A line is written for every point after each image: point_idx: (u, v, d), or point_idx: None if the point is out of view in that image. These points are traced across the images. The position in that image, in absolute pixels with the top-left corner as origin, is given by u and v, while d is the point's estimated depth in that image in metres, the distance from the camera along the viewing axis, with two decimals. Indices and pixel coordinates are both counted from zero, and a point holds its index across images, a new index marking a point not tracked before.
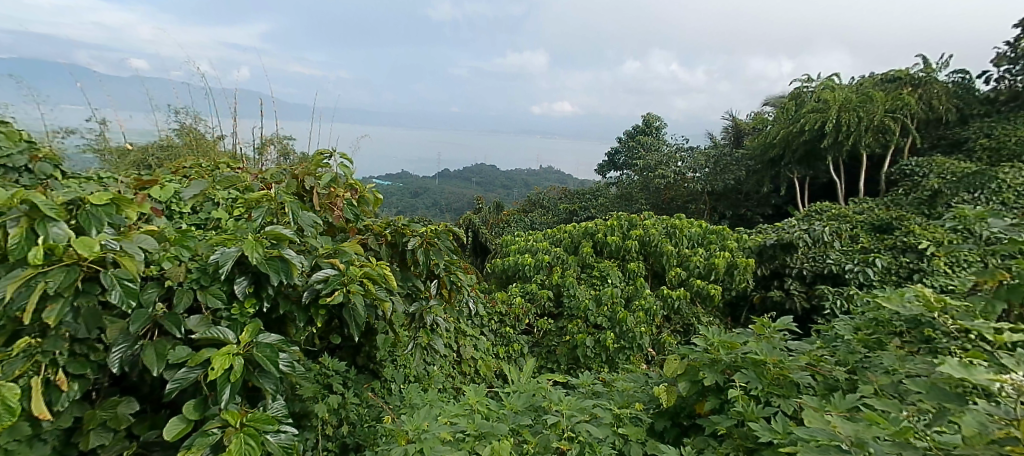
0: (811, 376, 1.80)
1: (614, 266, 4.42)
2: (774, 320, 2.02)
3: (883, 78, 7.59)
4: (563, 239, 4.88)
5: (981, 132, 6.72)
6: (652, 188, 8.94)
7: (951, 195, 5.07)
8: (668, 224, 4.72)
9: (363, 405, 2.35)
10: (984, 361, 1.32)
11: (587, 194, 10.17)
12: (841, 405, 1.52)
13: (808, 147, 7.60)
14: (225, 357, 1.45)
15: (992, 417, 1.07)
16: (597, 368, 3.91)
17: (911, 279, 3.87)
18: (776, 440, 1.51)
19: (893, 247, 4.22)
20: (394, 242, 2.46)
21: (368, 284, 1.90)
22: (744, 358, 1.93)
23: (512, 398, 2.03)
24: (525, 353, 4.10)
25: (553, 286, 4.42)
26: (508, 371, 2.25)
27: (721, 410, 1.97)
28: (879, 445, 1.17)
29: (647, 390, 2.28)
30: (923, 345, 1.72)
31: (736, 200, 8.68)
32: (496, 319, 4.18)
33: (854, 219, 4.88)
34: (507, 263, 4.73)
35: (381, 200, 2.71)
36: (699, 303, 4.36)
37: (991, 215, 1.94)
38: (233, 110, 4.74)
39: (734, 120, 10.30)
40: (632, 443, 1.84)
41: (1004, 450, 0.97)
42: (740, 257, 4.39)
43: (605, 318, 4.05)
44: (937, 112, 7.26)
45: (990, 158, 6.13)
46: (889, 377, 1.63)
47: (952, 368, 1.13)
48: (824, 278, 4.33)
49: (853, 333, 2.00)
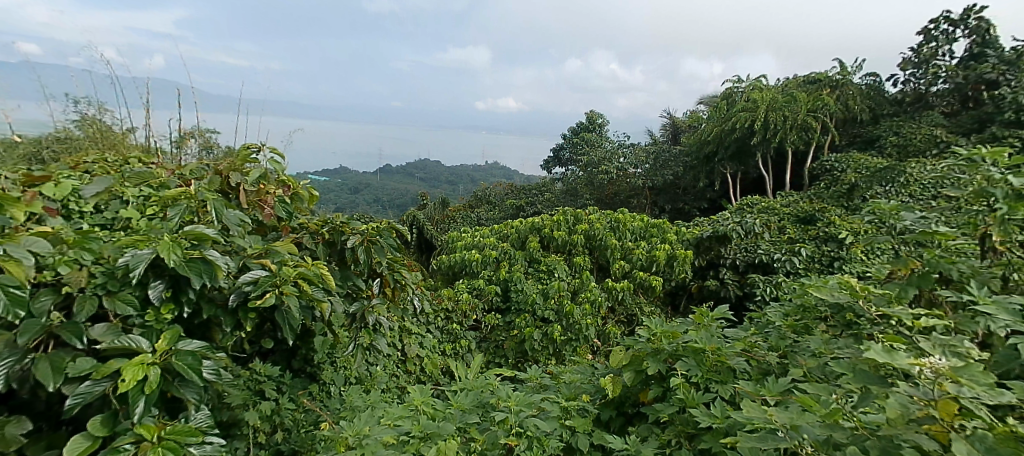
0: (746, 361, 1.87)
1: (560, 261, 4.47)
2: (712, 309, 2.09)
3: (804, 80, 8.10)
4: (510, 235, 4.89)
5: (891, 130, 7.25)
6: (596, 183, 9.14)
7: (866, 188, 5.45)
8: (612, 218, 4.84)
9: (300, 410, 2.23)
10: (903, 345, 1.39)
11: (533, 190, 10.28)
12: (774, 389, 1.59)
13: (739, 144, 8.00)
14: (138, 367, 1.33)
15: (913, 398, 1.11)
16: (544, 360, 3.94)
17: (832, 266, 4.14)
18: (715, 425, 1.56)
19: (816, 237, 4.48)
20: (331, 240, 2.35)
21: (304, 285, 1.82)
22: (685, 346, 1.96)
23: (459, 397, 1.99)
24: (472, 350, 4.05)
25: (500, 281, 4.41)
26: (455, 368, 2.23)
27: (663, 398, 2.01)
28: (811, 427, 1.24)
29: (593, 382, 2.31)
30: (845, 329, 1.81)
31: (676, 194, 8.95)
32: (442, 316, 4.11)
33: (781, 211, 5.15)
34: (453, 260, 4.67)
35: (317, 197, 2.57)
36: (642, 293, 4.47)
37: (903, 208, 2.06)
38: (145, 100, 4.39)
39: (671, 118, 10.68)
40: (579, 434, 1.84)
41: (924, 429, 1.06)
42: (679, 249, 4.54)
43: (552, 312, 4.09)
44: (853, 111, 7.76)
45: (897, 154, 6.66)
46: (816, 360, 1.72)
47: (876, 353, 1.15)
48: (755, 267, 4.53)
49: (784, 319, 2.11)
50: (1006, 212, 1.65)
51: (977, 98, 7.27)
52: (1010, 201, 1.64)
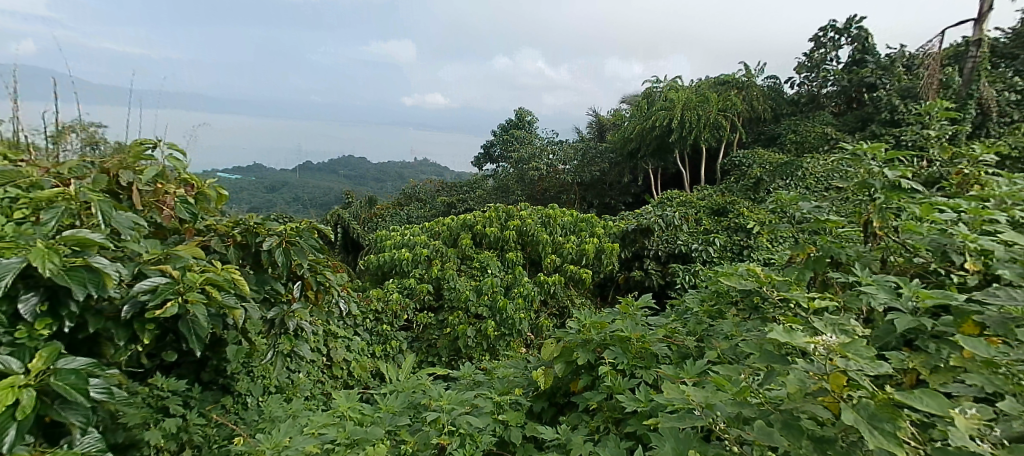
0: (667, 346, 1.96)
1: (493, 257, 4.48)
2: (636, 298, 2.16)
3: (715, 81, 8.63)
4: (442, 232, 4.84)
5: (790, 128, 7.86)
6: (527, 180, 9.25)
7: (770, 182, 5.89)
8: (543, 214, 4.90)
9: (211, 425, 2.08)
10: (801, 325, 1.50)
11: (464, 186, 10.25)
12: (692, 371, 1.68)
13: (659, 142, 8.37)
14: (8, 391, 1.18)
15: (809, 373, 1.19)
16: (478, 356, 3.94)
17: (742, 254, 4.45)
18: (640, 409, 1.62)
19: (728, 228, 4.78)
20: (244, 242, 2.20)
21: (212, 292, 1.70)
22: (612, 336, 2.03)
23: (389, 399, 1.93)
24: (404, 350, 3.97)
25: (432, 279, 4.35)
26: (385, 370, 2.16)
27: (593, 386, 2.07)
28: (723, 405, 1.31)
29: (526, 375, 2.33)
30: (753, 312, 1.94)
31: (602, 190, 9.15)
32: (371, 317, 4.00)
33: (697, 204, 5.45)
34: (382, 259, 4.54)
35: (226, 196, 2.40)
36: (573, 286, 4.57)
37: (802, 198, 2.23)
38: (12, 91, 3.93)
39: (597, 116, 11.00)
40: (512, 428, 1.85)
41: (818, 401, 1.16)
42: (606, 242, 4.68)
43: (485, 308, 4.09)
44: (757, 111, 8.34)
45: (796, 150, 7.24)
46: (728, 342, 1.83)
47: (777, 334, 1.22)
48: (675, 257, 4.76)
49: (701, 304, 2.23)
50: (882, 201, 1.84)
51: (859, 100, 8.03)
52: (886, 191, 1.84)
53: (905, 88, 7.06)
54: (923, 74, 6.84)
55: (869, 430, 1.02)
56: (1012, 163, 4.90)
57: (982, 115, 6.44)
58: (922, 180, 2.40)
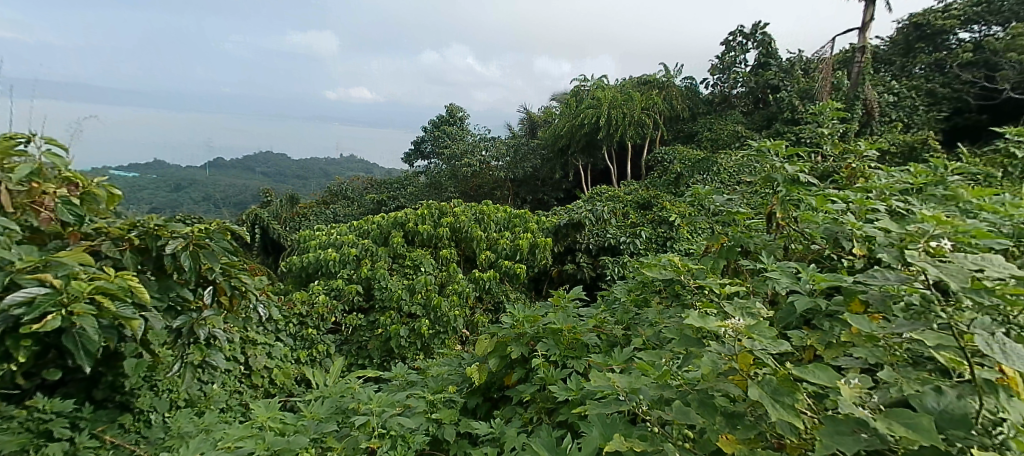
0: (597, 336, 2.01)
1: (426, 254, 4.40)
2: (568, 291, 2.21)
3: (638, 81, 9.00)
4: (371, 231, 4.69)
5: (705, 126, 8.32)
6: (459, 176, 9.13)
7: (689, 177, 6.22)
8: (477, 210, 4.88)
9: (107, 447, 1.89)
10: (714, 310, 1.58)
11: (394, 184, 10.05)
12: (620, 358, 1.73)
13: (588, 139, 8.59)
14: None
15: (721, 355, 1.26)
16: (412, 356, 3.87)
17: (666, 245, 4.66)
18: (571, 398, 1.65)
19: (653, 220, 4.98)
20: (143, 246, 2.01)
21: (104, 302, 1.56)
22: (544, 328, 2.05)
23: (313, 406, 1.85)
24: (332, 354, 3.83)
25: (361, 280, 4.20)
26: (310, 376, 2.07)
27: (527, 379, 2.08)
28: (646, 389, 1.36)
29: (460, 372, 2.31)
30: (674, 300, 2.03)
31: (535, 185, 9.32)
32: (295, 321, 3.81)
33: (624, 198, 5.64)
34: (306, 260, 4.32)
35: (118, 197, 2.20)
36: (507, 281, 4.60)
37: (717, 192, 2.37)
38: None
39: (528, 113, 11.12)
40: (445, 425, 1.82)
41: (728, 378, 1.22)
42: (540, 237, 4.74)
43: (419, 306, 4.01)
44: (677, 109, 8.76)
45: (712, 146, 7.67)
46: (652, 329, 1.90)
47: (692, 319, 1.28)
48: (605, 250, 4.91)
49: (628, 294, 2.31)
50: (784, 194, 1.97)
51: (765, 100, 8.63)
52: (786, 184, 1.98)
53: (804, 90, 7.67)
54: (818, 77, 7.46)
55: (771, 403, 1.08)
56: (892, 158, 5.47)
57: (867, 115, 7.02)
58: (819, 174, 2.60)
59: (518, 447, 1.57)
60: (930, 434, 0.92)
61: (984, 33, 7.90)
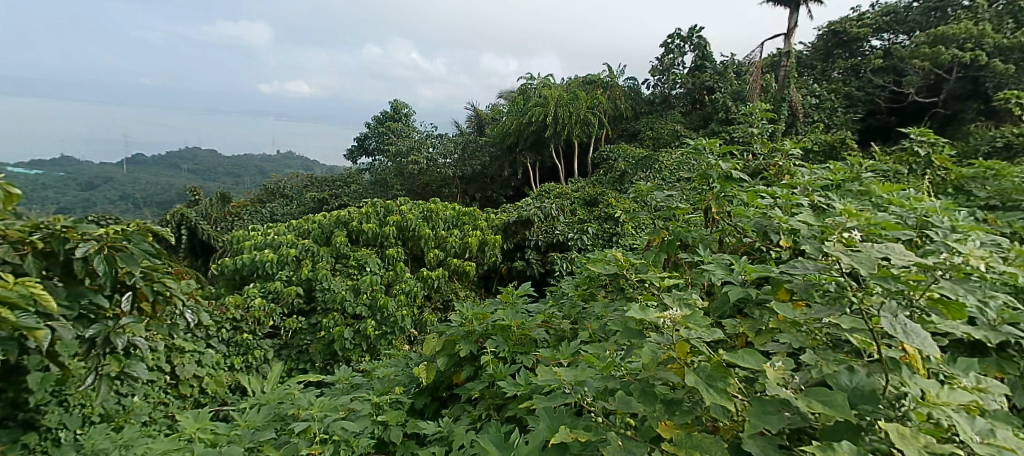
0: (545, 331, 2.02)
1: (371, 254, 4.28)
2: (516, 287, 2.21)
3: (583, 81, 9.16)
4: (312, 231, 4.52)
5: (647, 126, 8.57)
6: (406, 174, 8.94)
7: (633, 174, 6.39)
8: (424, 208, 4.80)
9: None
10: (655, 302, 1.62)
11: (337, 182, 9.77)
12: (567, 352, 1.75)
13: (535, 137, 8.65)
14: None
15: (661, 345, 1.29)
16: (358, 358, 3.78)
17: (612, 241, 4.76)
18: (519, 393, 1.65)
19: (600, 217, 5.08)
20: (49, 251, 1.83)
21: (3, 313, 1.42)
22: (493, 325, 2.04)
23: (248, 414, 1.75)
24: (270, 359, 3.66)
25: (302, 281, 4.03)
26: (246, 383, 1.96)
27: (475, 376, 2.06)
28: (591, 381, 1.38)
29: (407, 372, 2.26)
30: (619, 293, 2.07)
31: (484, 183, 9.37)
32: (228, 327, 3.60)
33: (571, 195, 5.72)
34: (241, 262, 4.10)
35: (17, 197, 1.99)
36: (456, 279, 4.56)
37: (658, 189, 2.44)
38: None
39: (474, 110, 11.07)
40: (392, 427, 1.77)
41: (666, 366, 1.26)
42: (489, 234, 4.74)
43: (364, 307, 3.91)
44: (621, 109, 8.98)
45: (654, 144, 7.91)
46: (598, 322, 1.93)
47: (632, 311, 1.31)
48: (554, 246, 4.96)
49: (576, 289, 2.34)
50: (718, 189, 2.10)
51: (701, 101, 9.00)
52: (721, 180, 2.11)
53: (737, 92, 8.03)
54: (749, 79, 7.86)
55: (705, 388, 1.12)
56: (815, 156, 5.85)
57: (793, 115, 7.46)
58: (751, 171, 2.73)
59: (467, 445, 1.55)
60: (844, 409, 0.99)
61: (892, 41, 8.59)
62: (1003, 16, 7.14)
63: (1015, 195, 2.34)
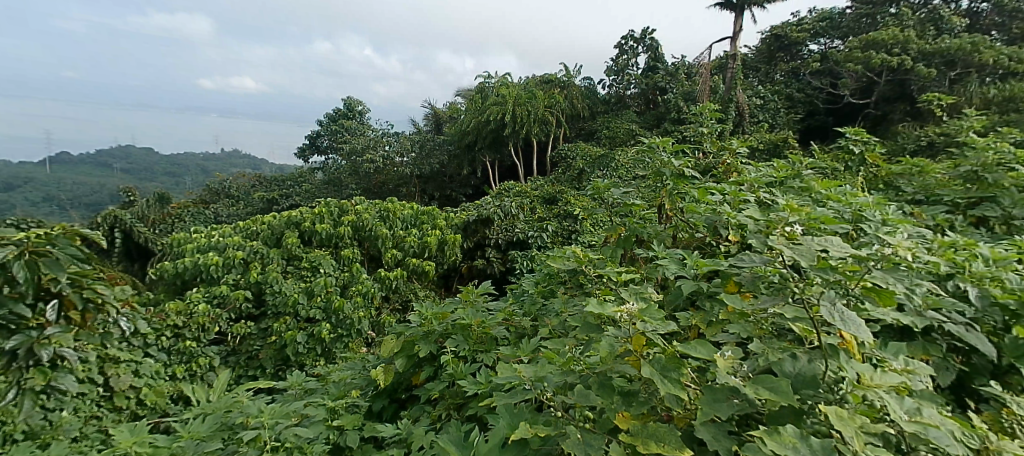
0: (506, 329, 2.02)
1: (325, 255, 4.17)
2: (477, 286, 2.19)
3: (540, 80, 9.21)
4: (261, 232, 4.36)
5: (604, 125, 8.70)
6: (361, 173, 8.78)
7: (591, 172, 6.49)
8: (381, 208, 4.71)
9: None
10: (612, 297, 1.65)
11: (288, 181, 9.50)
12: (527, 349, 1.76)
13: (494, 135, 8.65)
14: None
15: (618, 339, 1.32)
16: (312, 362, 3.68)
17: (572, 238, 4.82)
18: (480, 391, 1.64)
19: (559, 214, 5.13)
20: None
21: None
22: (453, 325, 2.03)
23: (192, 425, 1.66)
24: (216, 366, 3.52)
25: (251, 285, 3.89)
26: (191, 392, 1.87)
27: (435, 376, 2.04)
28: (551, 376, 1.39)
29: (364, 375, 2.22)
30: (578, 289, 2.10)
31: (443, 182, 9.33)
32: (168, 334, 3.42)
33: (531, 194, 5.75)
34: (182, 266, 3.89)
35: None
36: (416, 279, 4.51)
37: (614, 186, 2.48)
38: None
39: (432, 108, 10.97)
40: (348, 432, 1.73)
41: (623, 359, 1.28)
42: (449, 233, 4.71)
43: (318, 310, 3.81)
44: (578, 108, 9.10)
45: (611, 143, 8.04)
46: (558, 318, 1.94)
47: (591, 306, 1.33)
48: (514, 244, 4.97)
49: (535, 286, 2.36)
50: (672, 186, 2.15)
51: (655, 101, 9.23)
52: (674, 178, 2.16)
53: (687, 93, 8.26)
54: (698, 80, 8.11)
55: (660, 379, 1.15)
56: (760, 154, 6.12)
57: (740, 115, 7.76)
58: (702, 169, 2.81)
59: (426, 445, 1.53)
60: (787, 395, 1.04)
61: (828, 45, 9.12)
62: (925, 24, 7.66)
63: (938, 190, 2.52)
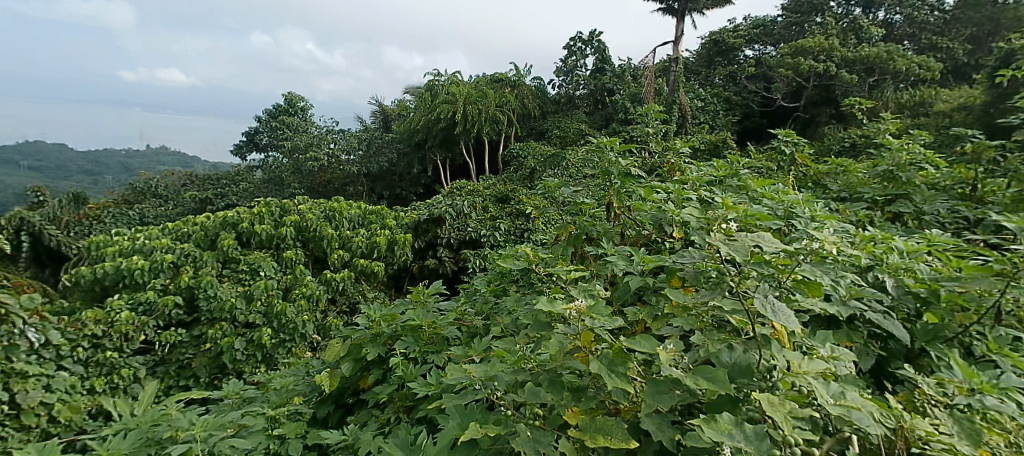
0: (457, 328, 1.99)
1: (266, 257, 3.99)
2: (426, 286, 2.15)
3: (490, 79, 9.19)
4: (192, 234, 4.12)
5: (554, 124, 8.79)
6: (305, 171, 8.47)
7: (542, 171, 6.54)
8: (327, 207, 4.56)
9: None
10: (562, 294, 1.63)
11: (223, 180, 9.05)
12: (479, 348, 1.74)
13: (445, 134, 8.58)
14: None
15: (567, 336, 1.31)
16: (252, 369, 3.51)
17: (524, 236, 4.82)
18: (431, 393, 1.61)
19: (511, 213, 5.13)
20: None
21: None
22: (402, 326, 1.99)
23: (112, 442, 1.49)
24: (142, 378, 3.32)
25: (181, 290, 3.67)
26: (111, 406, 1.69)
27: (384, 379, 1.98)
28: (502, 375, 1.38)
29: (308, 381, 2.14)
30: (528, 287, 2.10)
31: (392, 180, 9.12)
32: (86, 344, 3.09)
33: (483, 192, 5.72)
34: (103, 271, 3.61)
35: None
36: (364, 281, 4.39)
37: (563, 185, 2.50)
38: None
39: (380, 106, 10.73)
40: (290, 441, 1.66)
41: (572, 355, 1.28)
42: (398, 233, 4.61)
43: (259, 314, 3.64)
44: (528, 107, 9.15)
45: (561, 142, 8.11)
46: (510, 316, 1.92)
47: (541, 304, 1.33)
48: (466, 243, 4.94)
49: (488, 285, 2.34)
50: (620, 185, 2.19)
51: (603, 102, 9.41)
52: (621, 176, 2.21)
53: (634, 94, 8.47)
54: (643, 82, 8.34)
55: (607, 374, 1.16)
56: (702, 154, 6.36)
57: (682, 117, 8.03)
58: (648, 168, 2.88)
59: (373, 451, 1.48)
60: (725, 384, 1.07)
61: (761, 51, 9.58)
62: (848, 33, 8.19)
63: (861, 188, 2.69)
